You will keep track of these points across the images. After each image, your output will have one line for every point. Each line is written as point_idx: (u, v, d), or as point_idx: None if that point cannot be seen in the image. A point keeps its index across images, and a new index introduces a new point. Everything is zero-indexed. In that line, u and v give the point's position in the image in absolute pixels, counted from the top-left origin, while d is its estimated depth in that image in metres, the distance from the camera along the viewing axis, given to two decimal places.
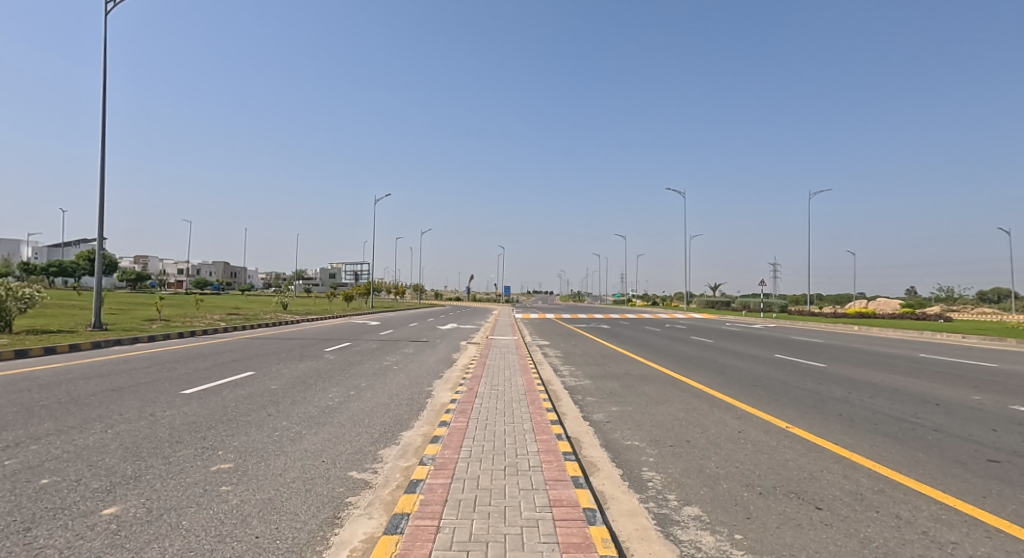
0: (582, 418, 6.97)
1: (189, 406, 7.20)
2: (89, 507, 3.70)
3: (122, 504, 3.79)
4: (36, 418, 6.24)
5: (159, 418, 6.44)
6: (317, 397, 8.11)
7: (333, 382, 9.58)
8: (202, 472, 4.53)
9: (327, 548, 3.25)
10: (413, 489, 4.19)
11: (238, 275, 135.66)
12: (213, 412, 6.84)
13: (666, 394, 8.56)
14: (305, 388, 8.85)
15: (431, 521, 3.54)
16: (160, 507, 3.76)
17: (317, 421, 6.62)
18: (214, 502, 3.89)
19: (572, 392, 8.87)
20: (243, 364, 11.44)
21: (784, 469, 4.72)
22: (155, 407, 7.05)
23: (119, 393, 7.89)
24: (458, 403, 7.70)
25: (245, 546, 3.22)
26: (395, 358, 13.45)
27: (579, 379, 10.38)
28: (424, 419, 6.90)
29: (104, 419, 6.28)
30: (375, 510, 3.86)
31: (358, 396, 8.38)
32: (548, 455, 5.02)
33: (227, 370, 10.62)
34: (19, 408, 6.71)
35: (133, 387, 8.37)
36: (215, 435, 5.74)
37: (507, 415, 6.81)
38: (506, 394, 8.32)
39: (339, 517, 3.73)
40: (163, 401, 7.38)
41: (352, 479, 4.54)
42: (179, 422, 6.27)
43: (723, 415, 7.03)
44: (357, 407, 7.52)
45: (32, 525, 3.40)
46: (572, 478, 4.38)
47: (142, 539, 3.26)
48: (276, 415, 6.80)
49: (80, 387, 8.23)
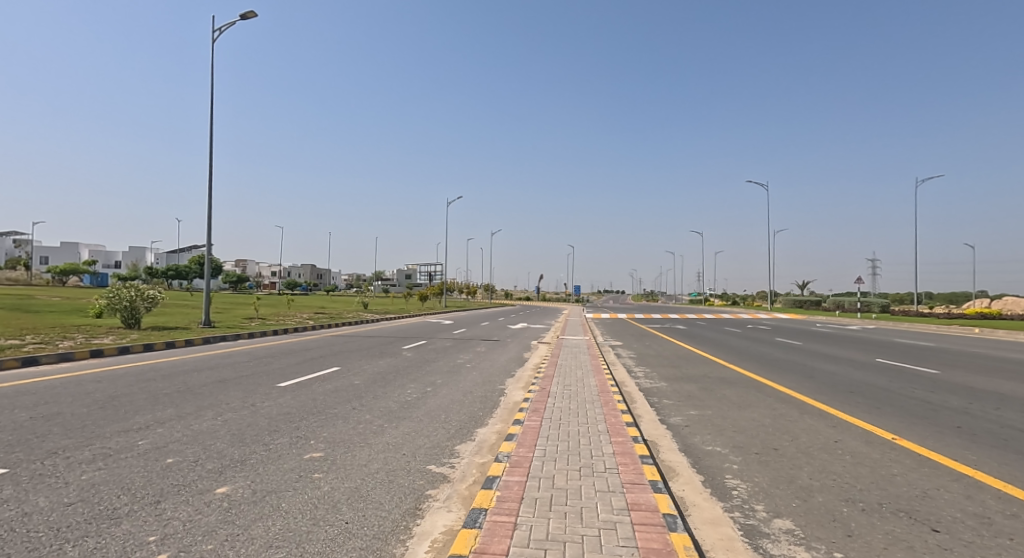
0: (658, 420, 6.78)
1: (284, 397, 7.76)
2: (206, 485, 4.09)
3: (232, 484, 4.14)
4: (161, 404, 6.99)
5: (259, 407, 7.00)
6: (396, 392, 8.46)
7: (411, 378, 9.94)
8: (298, 459, 4.87)
9: (410, 538, 3.37)
10: (490, 485, 4.27)
11: (324, 276, 144.83)
12: (305, 404, 7.31)
13: (750, 399, 8.14)
14: (386, 384, 9.26)
15: (508, 517, 3.59)
16: (264, 489, 4.07)
17: (397, 415, 6.91)
18: (309, 488, 4.16)
19: (646, 394, 8.65)
20: (328, 360, 12.13)
21: (891, 484, 4.35)
22: (256, 397, 7.67)
23: (225, 384, 8.63)
24: (531, 402, 7.73)
25: (337, 530, 3.42)
26: (468, 356, 13.73)
27: (654, 380, 10.10)
28: (498, 416, 7.02)
29: (214, 407, 6.91)
30: (454, 504, 3.96)
31: (435, 393, 8.65)
32: (624, 458, 4.93)
33: (316, 365, 11.30)
34: (146, 395, 7.53)
35: (236, 379, 9.12)
36: (308, 425, 6.14)
37: (580, 416, 6.75)
38: (579, 394, 8.24)
39: (420, 509, 3.87)
40: (263, 393, 8.00)
41: (432, 472, 4.70)
42: (276, 412, 6.78)
43: (815, 423, 6.57)
44: (434, 403, 7.76)
45: (161, 498, 3.82)
46: (651, 482, 4.28)
47: (250, 516, 3.55)
48: (360, 409, 7.16)
49: (194, 378, 9.11)
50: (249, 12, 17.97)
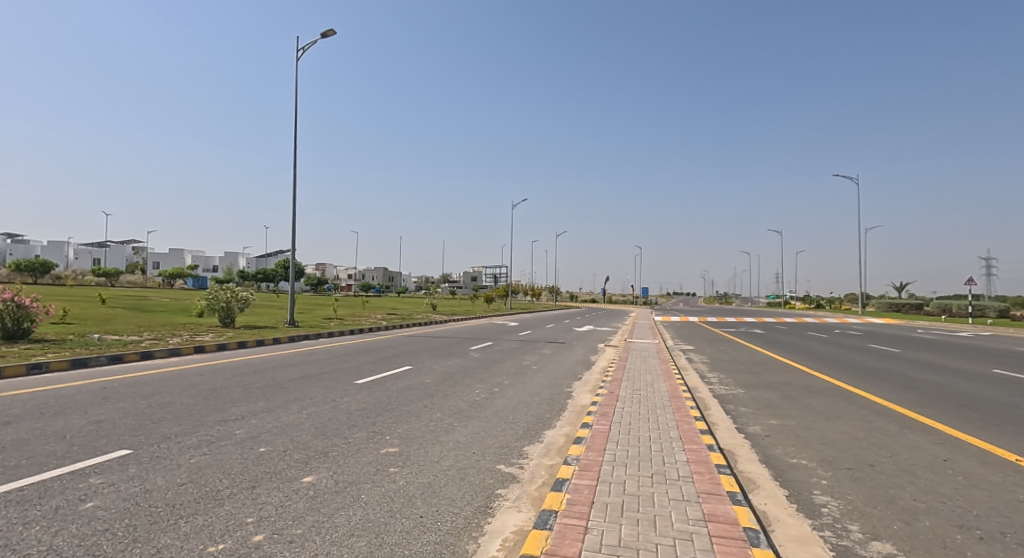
0: (736, 429, 6.45)
1: (360, 394, 8.12)
2: (294, 473, 4.35)
3: (317, 474, 4.38)
4: (252, 397, 7.53)
5: (339, 402, 7.37)
6: (465, 392, 8.61)
7: (479, 378, 10.08)
8: (375, 453, 5.07)
9: (481, 535, 3.40)
10: (559, 487, 4.23)
11: (395, 278, 150.33)
12: (380, 401, 7.61)
13: (839, 410, 7.57)
14: (455, 383, 9.44)
15: (579, 521, 3.54)
16: (345, 480, 4.27)
17: (467, 414, 7.02)
18: (386, 481, 4.32)
19: (722, 401, 8.27)
20: (400, 359, 12.54)
21: (1014, 511, 3.89)
22: (335, 393, 8.07)
23: (309, 380, 9.15)
24: (599, 406, 7.59)
25: (413, 523, 3.52)
26: (534, 358, 13.73)
27: (730, 387, 9.65)
28: (566, 419, 6.95)
29: (299, 401, 7.35)
30: (524, 504, 3.96)
31: (502, 393, 8.72)
32: (699, 466, 4.73)
33: (389, 363, 11.73)
34: (240, 389, 8.14)
35: (317, 376, 9.66)
36: (383, 421, 6.38)
37: (651, 421, 6.56)
38: (649, 399, 8.00)
39: (491, 507, 3.90)
40: (341, 389, 8.40)
41: (501, 472, 4.73)
42: (354, 407, 7.10)
43: (918, 439, 6.00)
44: (502, 404, 7.82)
45: (255, 483, 4.10)
46: (728, 493, 4.08)
47: (334, 505, 3.73)
48: (431, 407, 7.36)
49: (281, 373, 9.74)
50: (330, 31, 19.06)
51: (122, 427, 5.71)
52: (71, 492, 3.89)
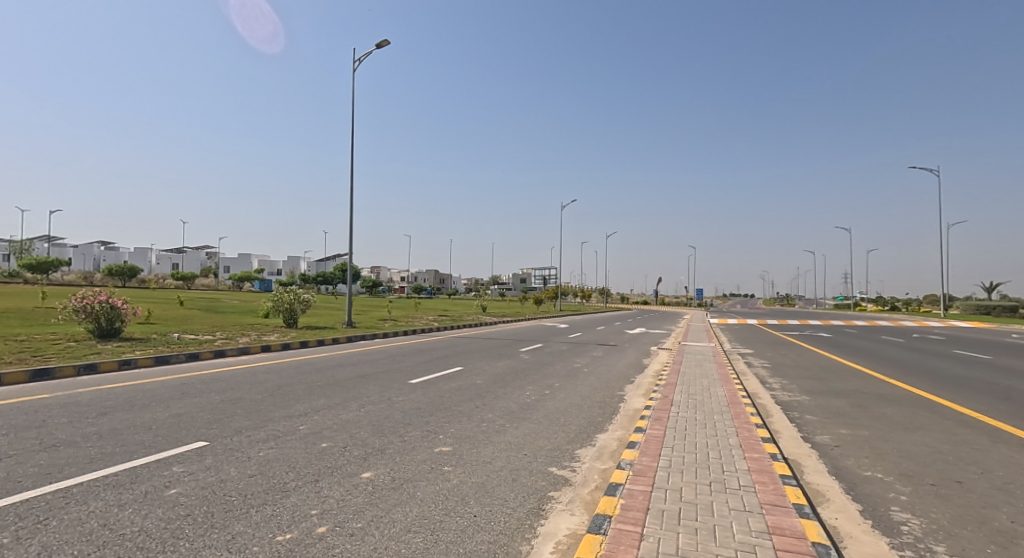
0: (801, 438, 6.14)
1: (414, 393, 8.30)
2: (353, 469, 4.50)
3: (375, 470, 4.50)
4: (313, 394, 7.85)
5: (394, 402, 7.55)
6: (516, 394, 8.63)
7: (530, 380, 10.08)
8: (429, 452, 5.17)
9: (535, 537, 3.40)
10: (613, 492, 4.16)
11: (445, 280, 153.29)
12: (433, 401, 7.75)
13: (917, 421, 7.06)
14: (507, 385, 9.47)
15: (634, 527, 3.47)
16: (402, 477, 4.37)
17: (518, 416, 7.04)
18: (440, 480, 4.39)
19: (785, 408, 7.90)
20: (452, 360, 12.71)
21: None
22: (391, 392, 8.29)
23: (365, 379, 9.44)
24: (653, 410, 7.42)
25: (467, 522, 3.55)
26: (585, 361, 13.57)
27: (793, 393, 9.20)
28: (618, 423, 6.84)
29: (356, 399, 7.59)
30: (577, 508, 3.92)
31: (553, 396, 8.67)
32: (761, 476, 4.53)
33: (442, 364, 11.93)
34: (302, 386, 8.50)
35: (373, 375, 9.95)
36: (437, 421, 6.49)
37: (709, 427, 6.35)
38: (706, 404, 7.74)
39: (544, 509, 3.88)
40: (397, 389, 8.61)
41: (553, 474, 4.71)
42: (409, 407, 7.27)
43: (1010, 455, 5.51)
44: (553, 406, 7.79)
45: (318, 477, 4.27)
46: (795, 505, 3.89)
47: (391, 501, 3.83)
48: (483, 408, 7.42)
49: (339, 372, 10.09)
50: (384, 41, 19.67)
51: (199, 420, 6.08)
52: (157, 479, 4.18)
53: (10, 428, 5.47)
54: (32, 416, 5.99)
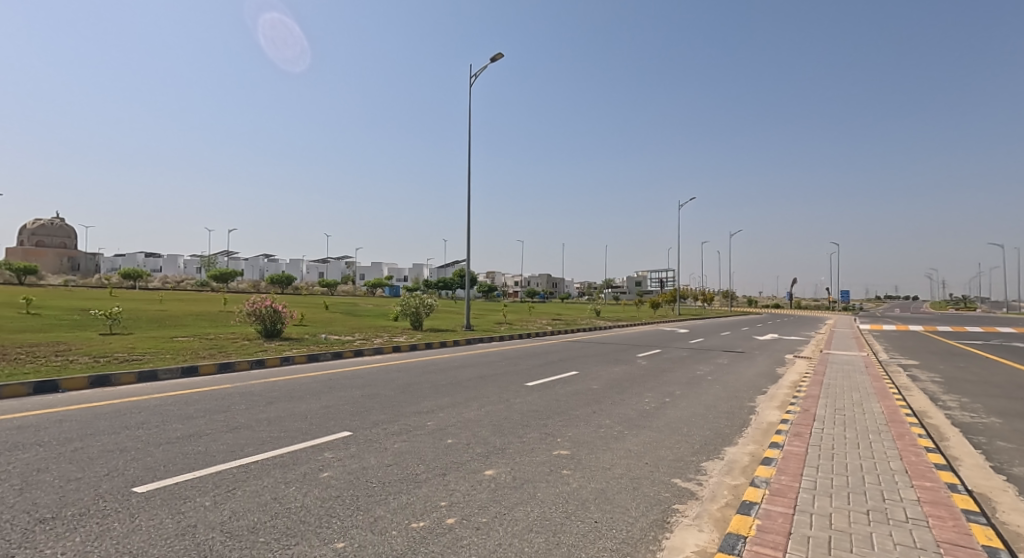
0: (986, 468, 5.20)
1: (531, 395, 8.41)
2: (477, 465, 4.65)
3: (497, 468, 4.61)
4: (438, 393, 8.28)
5: (512, 403, 7.70)
6: (635, 400, 8.36)
7: (649, 387, 9.71)
8: (548, 454, 5.18)
9: (660, 550, 3.24)
10: (748, 511, 3.85)
11: (559, 285, 153.89)
12: (550, 404, 7.78)
13: None
14: (624, 390, 9.23)
15: (774, 551, 3.17)
16: (522, 477, 4.43)
17: (638, 423, 6.81)
18: (560, 482, 4.37)
19: (960, 430, 6.75)
20: (567, 364, 12.68)
21: None
22: (509, 393, 8.47)
23: (484, 380, 9.76)
24: (792, 424, 6.76)
25: (588, 527, 3.50)
26: (709, 369, 12.78)
27: (970, 413, 7.84)
28: (750, 436, 6.33)
29: (477, 399, 7.87)
30: (706, 524, 3.68)
31: (675, 403, 8.28)
32: (934, 509, 3.90)
33: (558, 368, 11.95)
34: (428, 385, 9.01)
35: (491, 376, 10.25)
36: (554, 424, 6.49)
37: (862, 448, 5.62)
38: (857, 422, 6.88)
39: (669, 522, 3.70)
40: (515, 390, 8.78)
41: (678, 486, 4.47)
42: (526, 409, 7.36)
43: None
44: (675, 415, 7.43)
45: (445, 471, 4.49)
46: (982, 547, 3.29)
47: (512, 500, 3.89)
48: (601, 413, 7.29)
49: (460, 373, 10.55)
50: (498, 54, 20.46)
51: (342, 412, 6.71)
52: (313, 462, 4.67)
53: (203, 411, 6.48)
54: (218, 402, 7.04)
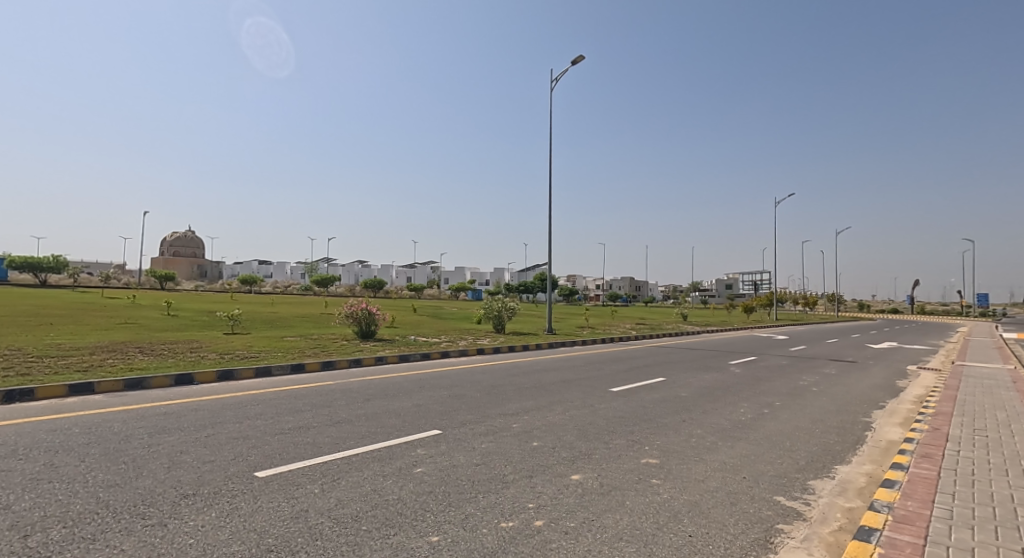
0: None
1: (617, 401, 8.26)
2: (563, 470, 4.66)
3: (584, 473, 4.59)
4: (523, 396, 8.37)
5: (597, 408, 7.61)
6: (729, 410, 7.95)
7: (744, 396, 9.19)
8: (636, 462, 5.07)
9: None
10: (866, 537, 3.54)
11: (644, 288, 150.04)
12: (636, 411, 7.59)
13: None
14: (716, 399, 8.81)
15: None
16: (610, 484, 4.37)
17: (733, 434, 6.47)
18: (649, 492, 4.27)
19: None
20: (653, 370, 12.32)
21: None
22: (594, 399, 8.38)
23: (568, 385, 9.72)
24: (918, 445, 6.10)
25: (681, 540, 3.39)
26: (813, 379, 11.86)
27: None
28: (867, 455, 5.80)
29: (561, 403, 7.86)
30: (816, 548, 3.43)
31: (774, 415, 7.77)
32: None
33: (644, 374, 11.64)
34: (512, 388, 9.13)
35: (575, 381, 10.20)
36: (642, 431, 6.34)
37: (1008, 476, 4.95)
38: (1000, 445, 6.07)
39: (773, 542, 3.49)
40: (599, 396, 8.68)
41: (781, 505, 4.20)
42: (612, 415, 7.25)
43: None
44: (775, 427, 6.98)
45: (532, 473, 4.53)
46: None
47: (601, 506, 3.86)
48: (691, 422, 7.01)
49: (544, 377, 10.58)
50: (580, 56, 20.37)
51: (432, 411, 6.99)
52: (406, 457, 4.90)
53: (309, 405, 7.03)
54: (322, 397, 7.59)
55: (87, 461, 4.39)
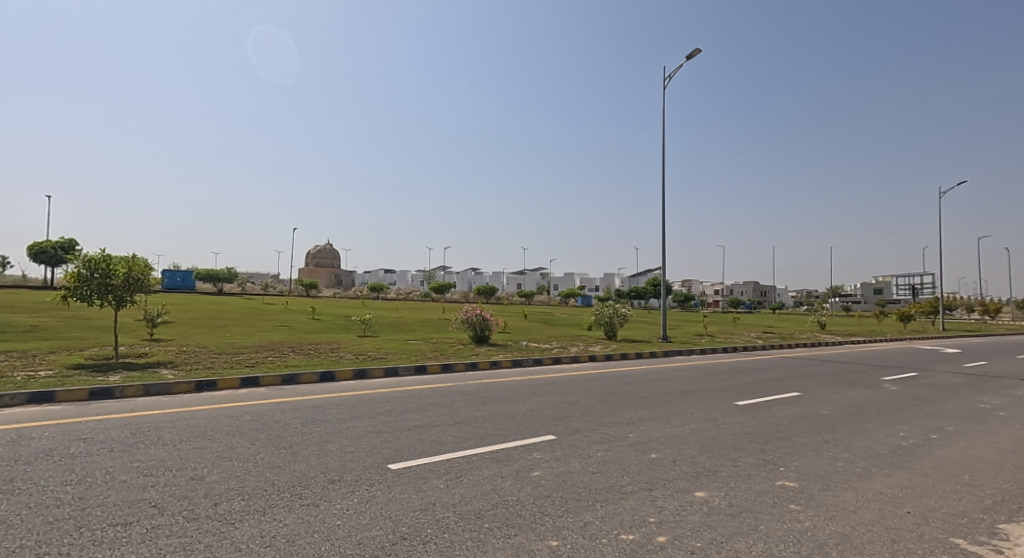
0: None
1: (744, 416, 7.70)
2: (685, 485, 4.44)
3: (709, 491, 4.34)
4: (640, 405, 8.12)
5: (721, 422, 7.16)
6: (882, 433, 7.04)
7: (902, 418, 8.08)
8: (769, 483, 4.69)
9: None
10: None
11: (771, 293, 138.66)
12: (767, 427, 7.02)
13: None
14: (865, 419, 7.86)
15: None
16: (740, 505, 4.08)
17: (888, 461, 5.72)
18: (787, 518, 3.92)
19: None
20: (786, 383, 11.29)
21: None
22: (717, 412, 7.89)
23: (688, 395, 9.26)
24: None
25: None
26: (994, 401, 10.08)
27: None
28: None
29: (680, 415, 7.51)
30: None
31: (942, 442, 6.74)
32: None
33: (774, 387, 10.73)
34: (628, 396, 8.90)
35: (696, 392, 9.68)
36: (775, 450, 5.85)
37: None
38: None
39: None
40: (723, 409, 8.15)
41: (958, 549, 3.63)
42: (739, 430, 6.77)
43: None
44: (943, 456, 6.05)
45: (652, 486, 4.37)
46: None
47: (730, 528, 3.62)
48: (835, 444, 6.32)
49: (661, 386, 10.18)
50: (695, 50, 19.42)
51: (547, 416, 7.03)
52: (523, 460, 4.98)
53: (432, 405, 7.43)
54: (442, 398, 7.98)
55: (255, 444, 5.04)
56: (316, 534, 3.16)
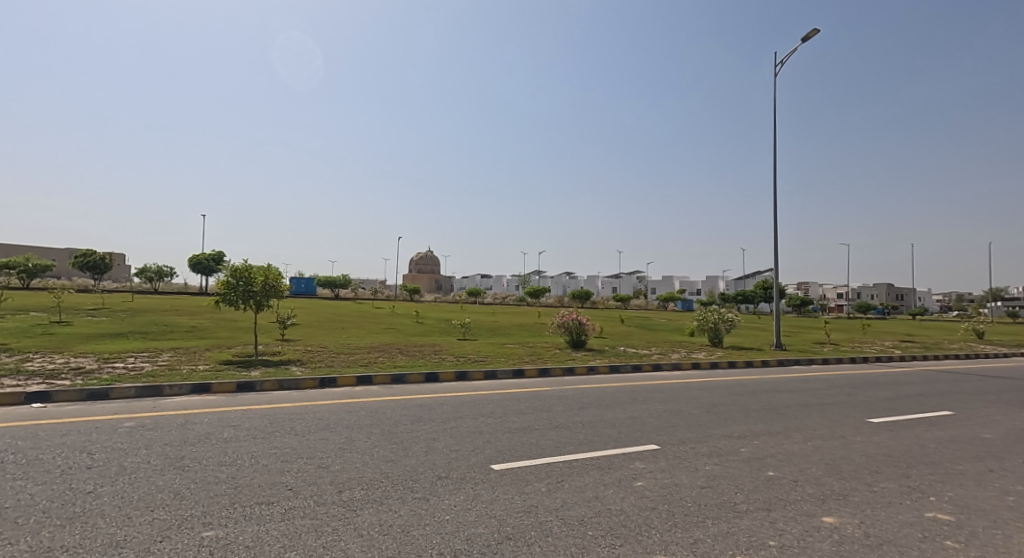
0: None
1: (880, 435, 6.82)
2: (810, 508, 4.00)
3: (838, 517, 3.87)
4: (754, 418, 7.50)
5: (851, 441, 6.40)
6: None
7: None
8: (916, 514, 4.08)
9: None
10: None
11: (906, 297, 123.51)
12: (910, 450, 6.15)
13: None
14: None
15: None
16: (880, 536, 3.58)
17: None
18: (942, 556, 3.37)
19: None
20: (932, 400, 9.87)
21: None
22: (846, 429, 7.07)
23: (809, 409, 8.41)
24: None
25: None
26: None
27: None
28: None
29: (802, 430, 6.82)
30: None
31: None
32: None
33: (916, 404, 9.43)
34: (740, 408, 8.28)
35: (819, 406, 8.77)
36: (922, 477, 5.09)
37: None
38: None
39: None
40: (853, 426, 7.29)
41: None
42: (874, 451, 6.00)
43: None
44: None
45: (771, 507, 3.98)
46: None
47: None
48: (1002, 474, 5.37)
49: (777, 398, 9.36)
50: (812, 31, 17.76)
51: (649, 425, 6.71)
52: (626, 469, 4.77)
53: (531, 408, 7.41)
54: (542, 402, 7.93)
55: (371, 438, 5.32)
56: (428, 526, 3.23)
